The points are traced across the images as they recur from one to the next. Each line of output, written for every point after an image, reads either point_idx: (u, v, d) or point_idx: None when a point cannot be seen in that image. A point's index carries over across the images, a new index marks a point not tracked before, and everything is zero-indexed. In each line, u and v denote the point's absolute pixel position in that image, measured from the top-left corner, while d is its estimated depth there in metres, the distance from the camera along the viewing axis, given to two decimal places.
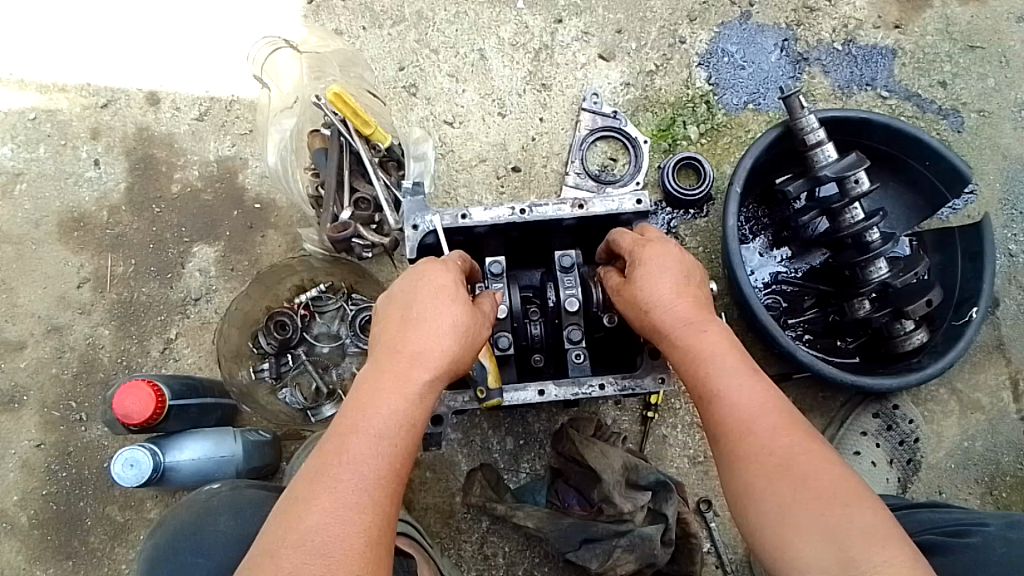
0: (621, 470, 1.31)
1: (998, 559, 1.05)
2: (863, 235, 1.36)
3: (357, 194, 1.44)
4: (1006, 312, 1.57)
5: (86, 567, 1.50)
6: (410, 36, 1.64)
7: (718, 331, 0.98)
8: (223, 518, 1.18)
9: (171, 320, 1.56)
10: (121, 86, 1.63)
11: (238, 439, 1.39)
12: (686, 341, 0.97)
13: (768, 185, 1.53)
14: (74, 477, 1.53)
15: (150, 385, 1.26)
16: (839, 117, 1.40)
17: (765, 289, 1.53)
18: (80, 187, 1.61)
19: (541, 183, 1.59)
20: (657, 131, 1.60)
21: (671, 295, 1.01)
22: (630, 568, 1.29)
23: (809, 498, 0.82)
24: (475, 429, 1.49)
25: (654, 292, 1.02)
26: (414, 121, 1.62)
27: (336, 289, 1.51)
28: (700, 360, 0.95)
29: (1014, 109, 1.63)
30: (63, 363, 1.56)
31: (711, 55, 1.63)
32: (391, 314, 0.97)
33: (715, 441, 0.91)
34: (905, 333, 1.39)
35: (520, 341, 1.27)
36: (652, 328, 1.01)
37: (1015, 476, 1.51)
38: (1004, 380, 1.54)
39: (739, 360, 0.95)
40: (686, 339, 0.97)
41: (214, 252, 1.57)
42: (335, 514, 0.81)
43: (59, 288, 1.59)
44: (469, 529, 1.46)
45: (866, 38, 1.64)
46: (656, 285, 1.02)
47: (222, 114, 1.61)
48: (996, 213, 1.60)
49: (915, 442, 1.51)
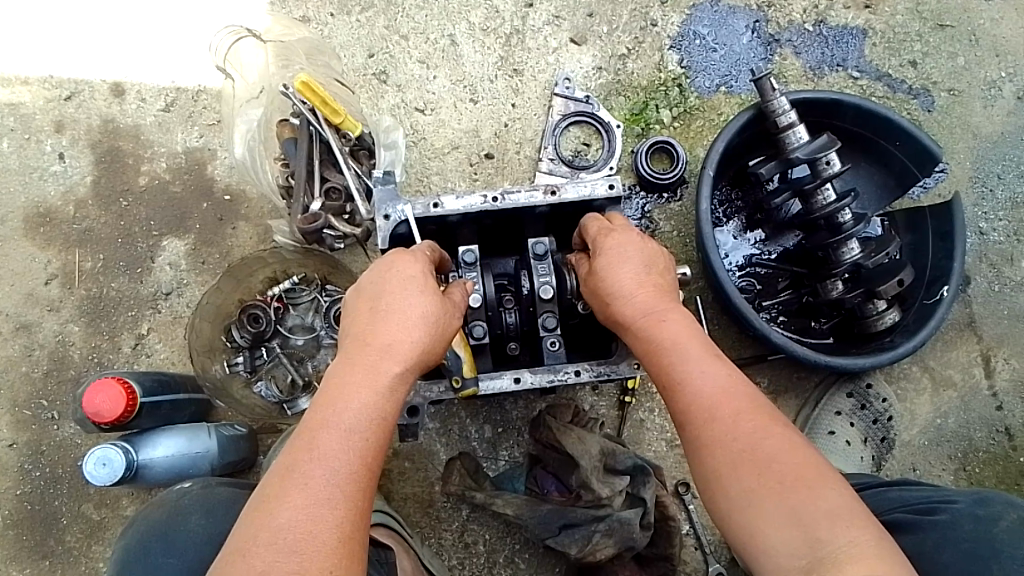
0: (599, 456, 1.32)
1: (968, 536, 1.07)
2: (835, 216, 1.37)
3: (328, 183, 1.42)
4: (977, 290, 1.58)
5: (63, 566, 1.49)
6: (379, 22, 1.61)
7: (685, 317, 0.99)
8: (195, 517, 1.17)
9: (142, 315, 1.54)
10: (84, 77, 1.60)
11: (212, 435, 1.38)
12: (654, 327, 0.98)
13: (741, 167, 1.53)
14: (48, 476, 1.51)
15: (121, 382, 1.25)
16: (810, 99, 1.41)
17: (739, 272, 1.54)
18: (45, 181, 1.58)
19: (514, 169, 1.58)
20: (630, 116, 1.60)
21: (639, 283, 1.02)
22: (610, 551, 1.30)
23: (776, 481, 0.82)
24: (452, 418, 1.49)
25: (622, 279, 1.02)
26: (385, 109, 1.60)
27: (309, 281, 1.49)
28: (670, 347, 0.95)
29: (983, 88, 1.64)
30: (33, 361, 1.54)
31: (683, 38, 1.62)
32: (359, 306, 0.96)
33: (684, 427, 0.92)
34: (878, 313, 1.40)
35: (494, 329, 1.27)
36: (621, 316, 1.01)
37: (987, 452, 1.54)
38: (975, 357, 1.56)
39: (706, 346, 0.96)
40: (654, 326, 0.98)
41: (185, 245, 1.55)
42: (306, 511, 0.80)
43: (26, 285, 1.56)
44: (449, 518, 1.46)
45: (837, 18, 1.64)
46: (624, 272, 1.03)
47: (189, 105, 1.58)
48: (966, 190, 1.61)
49: (889, 420, 1.53)
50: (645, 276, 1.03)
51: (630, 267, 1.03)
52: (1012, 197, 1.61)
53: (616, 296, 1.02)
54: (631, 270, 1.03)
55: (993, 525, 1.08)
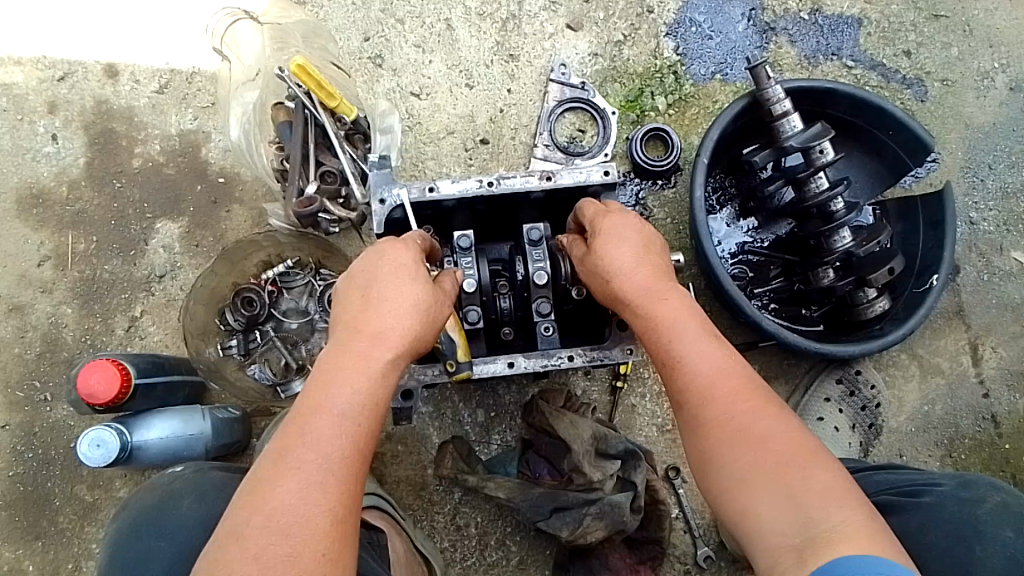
0: (591, 440, 1.34)
1: (951, 517, 1.09)
2: (828, 204, 1.38)
3: (322, 167, 1.42)
4: (966, 278, 1.60)
5: (56, 546, 1.49)
6: (374, 6, 1.61)
7: (684, 298, 0.99)
8: (187, 501, 1.18)
9: (136, 297, 1.54)
10: (78, 58, 1.59)
11: (206, 417, 1.39)
12: (653, 309, 0.98)
13: (735, 155, 1.53)
14: (41, 457, 1.51)
15: (115, 364, 1.25)
16: (805, 88, 1.41)
17: (732, 259, 1.55)
18: (38, 162, 1.57)
19: (509, 155, 1.58)
20: (625, 102, 1.60)
21: (636, 263, 1.02)
22: (601, 534, 1.32)
23: (772, 461, 0.83)
24: (445, 402, 1.50)
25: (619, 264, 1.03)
26: (380, 93, 1.60)
27: (303, 264, 1.50)
28: (668, 330, 0.96)
29: (976, 78, 1.65)
30: (26, 343, 1.54)
31: (679, 25, 1.62)
32: (350, 293, 0.96)
33: (682, 408, 0.93)
34: (868, 301, 1.41)
35: (488, 314, 1.28)
36: (618, 297, 1.02)
37: (974, 439, 1.55)
38: (964, 346, 1.57)
39: (704, 330, 0.97)
40: (653, 310, 0.98)
41: (178, 228, 1.55)
42: (300, 493, 0.81)
43: (19, 267, 1.56)
44: (441, 501, 1.48)
45: (832, 7, 1.65)
46: (622, 257, 1.03)
47: (183, 87, 1.57)
48: (958, 180, 1.62)
49: (877, 407, 1.55)
50: (642, 260, 1.03)
51: (627, 247, 1.04)
52: (1003, 187, 1.62)
53: (614, 280, 1.02)
54: (630, 254, 1.03)
55: (977, 507, 1.10)
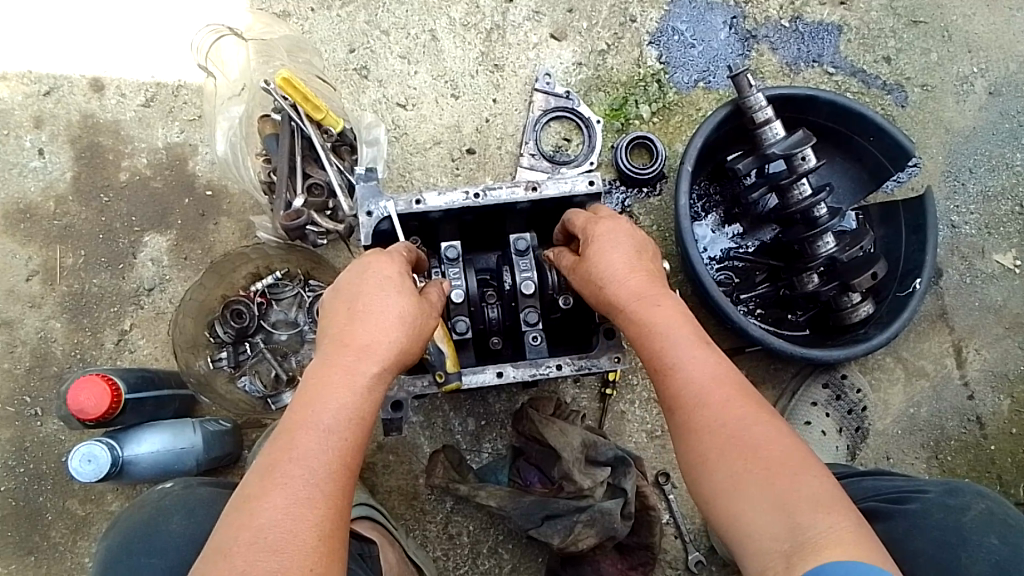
0: (580, 447, 1.36)
1: (937, 524, 1.10)
2: (811, 210, 1.39)
3: (310, 179, 1.42)
4: (948, 281, 1.62)
5: (48, 562, 1.49)
6: (359, 18, 1.62)
7: (675, 302, 1.00)
8: (177, 517, 1.18)
9: (124, 311, 1.54)
10: (64, 73, 1.59)
11: (197, 430, 1.39)
12: (648, 311, 0.99)
13: (718, 162, 1.55)
14: (31, 472, 1.51)
15: (105, 379, 1.25)
16: (785, 96, 1.43)
17: (718, 264, 1.57)
18: (25, 177, 1.57)
19: (496, 164, 1.59)
20: (610, 111, 1.61)
21: (629, 267, 1.03)
22: (592, 541, 1.33)
23: (762, 466, 0.85)
24: (436, 411, 1.50)
25: (613, 264, 1.04)
26: (366, 104, 1.60)
27: (292, 276, 1.50)
28: (661, 332, 0.97)
29: (956, 83, 1.67)
30: (15, 358, 1.54)
31: (662, 34, 1.64)
32: (336, 306, 0.97)
33: (673, 410, 0.94)
34: (852, 305, 1.42)
35: (477, 324, 1.29)
36: (612, 298, 1.03)
37: (959, 440, 1.57)
38: (947, 348, 1.59)
39: (697, 333, 0.98)
40: (647, 312, 0.99)
41: (166, 241, 1.55)
42: (286, 510, 0.81)
43: (7, 281, 1.56)
44: (434, 510, 1.48)
45: (812, 15, 1.67)
46: (616, 259, 1.04)
47: (169, 100, 1.58)
48: (938, 184, 1.64)
49: (863, 410, 1.57)
50: (634, 262, 1.04)
51: (622, 250, 1.05)
52: (983, 191, 1.65)
53: (607, 282, 1.03)
54: (624, 255, 1.04)
55: (962, 514, 1.11)
